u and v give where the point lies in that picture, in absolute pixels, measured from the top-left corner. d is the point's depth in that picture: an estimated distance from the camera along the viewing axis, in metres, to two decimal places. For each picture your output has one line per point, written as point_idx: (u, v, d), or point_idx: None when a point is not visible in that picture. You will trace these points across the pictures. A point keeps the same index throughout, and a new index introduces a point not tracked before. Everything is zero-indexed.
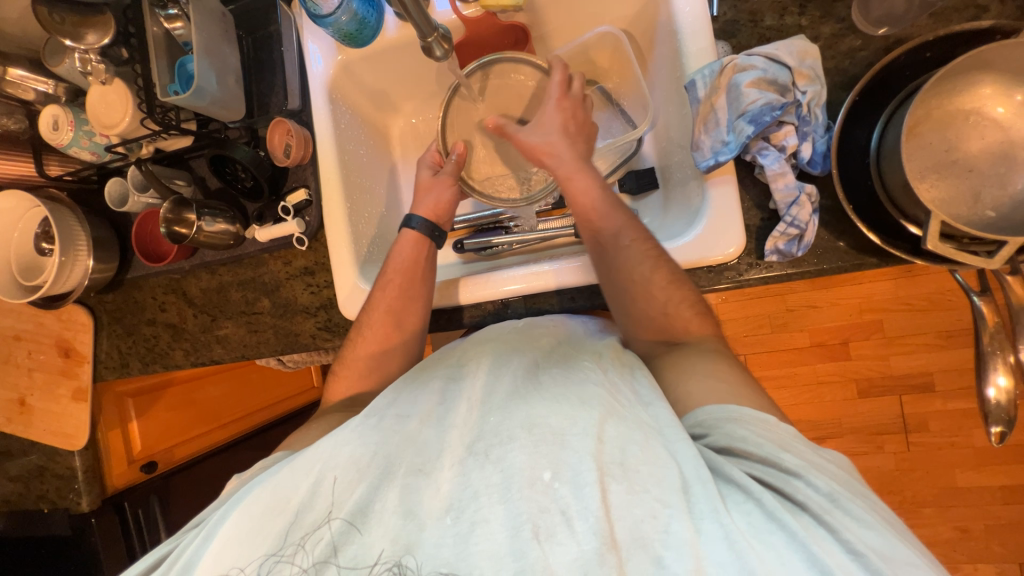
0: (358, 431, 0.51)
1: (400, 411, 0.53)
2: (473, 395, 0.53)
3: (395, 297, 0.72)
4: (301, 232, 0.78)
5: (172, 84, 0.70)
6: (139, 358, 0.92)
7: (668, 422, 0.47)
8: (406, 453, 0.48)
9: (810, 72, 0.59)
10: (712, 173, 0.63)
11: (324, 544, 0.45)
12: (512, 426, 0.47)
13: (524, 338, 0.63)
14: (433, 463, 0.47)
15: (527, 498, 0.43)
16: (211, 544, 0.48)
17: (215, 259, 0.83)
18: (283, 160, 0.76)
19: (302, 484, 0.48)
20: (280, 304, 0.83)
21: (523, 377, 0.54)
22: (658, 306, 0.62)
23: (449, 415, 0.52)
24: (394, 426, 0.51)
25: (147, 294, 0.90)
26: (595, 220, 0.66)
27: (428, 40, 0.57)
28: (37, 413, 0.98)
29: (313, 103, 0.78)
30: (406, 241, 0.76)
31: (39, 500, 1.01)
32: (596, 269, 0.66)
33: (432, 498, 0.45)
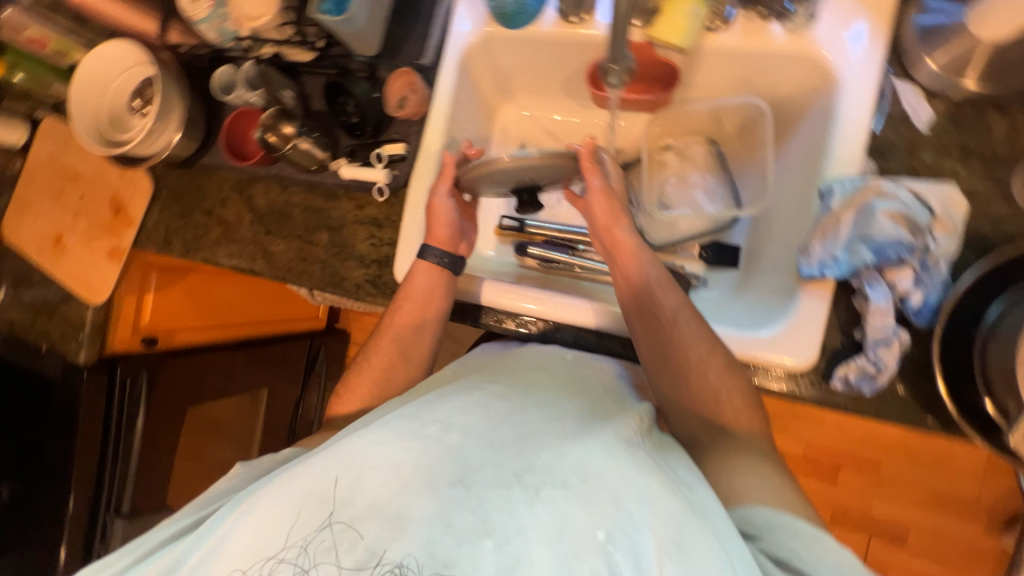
0: (385, 430, 0.48)
1: (442, 418, 0.49)
2: (518, 421, 0.50)
3: (403, 324, 0.73)
4: (386, 183, 0.77)
5: (325, 2, 0.67)
6: (182, 241, 0.92)
7: (716, 510, 0.46)
8: (442, 465, 0.45)
9: (949, 223, 0.57)
10: (810, 282, 0.62)
11: (342, 526, 0.43)
12: (567, 473, 0.44)
13: (586, 388, 0.59)
14: (475, 478, 0.44)
15: (579, 554, 0.41)
16: (237, 525, 0.46)
17: (294, 177, 0.84)
18: (395, 110, 0.76)
19: (331, 475, 0.46)
20: (337, 243, 0.82)
21: (570, 424, 0.51)
22: (712, 391, 0.59)
23: (493, 432, 0.48)
24: (431, 432, 0.48)
25: (213, 185, 0.90)
26: (656, 300, 0.63)
27: (611, 65, 0.56)
28: (68, 253, 0.98)
29: (442, 62, 0.76)
30: (420, 270, 0.72)
31: (39, 336, 1.02)
32: (640, 343, 0.63)
33: (471, 516, 0.42)
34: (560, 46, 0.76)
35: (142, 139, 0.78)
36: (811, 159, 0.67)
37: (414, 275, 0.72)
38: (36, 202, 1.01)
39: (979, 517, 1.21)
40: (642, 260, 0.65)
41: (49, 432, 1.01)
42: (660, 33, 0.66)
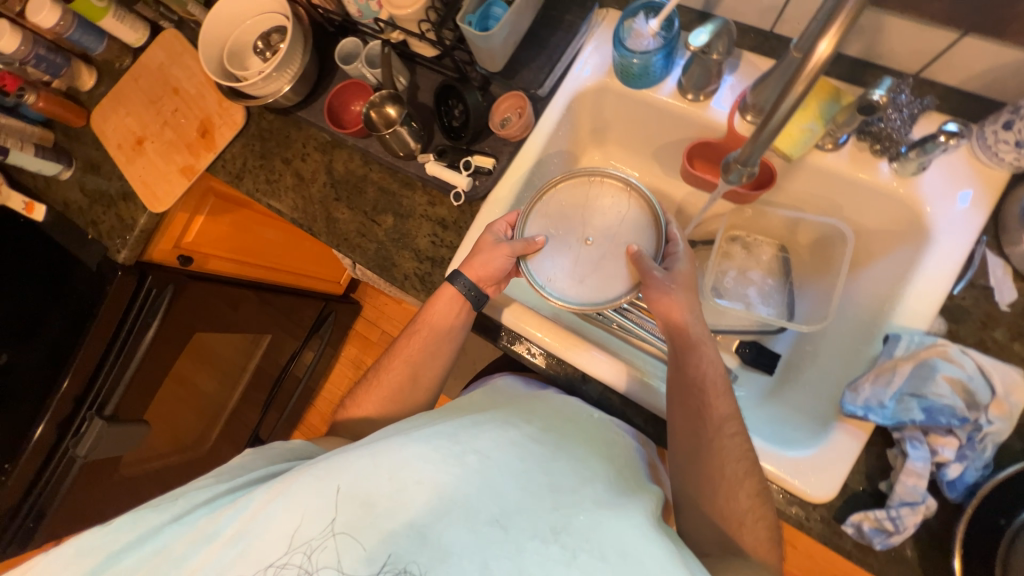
0: (431, 449, 0.56)
1: (482, 451, 0.57)
2: (551, 477, 0.57)
3: (419, 343, 0.77)
4: (465, 190, 0.79)
5: (470, 15, 0.70)
6: (253, 181, 0.94)
7: None
8: (482, 499, 0.52)
9: (1009, 409, 0.56)
10: (850, 419, 0.62)
11: (388, 531, 0.50)
12: (600, 544, 0.49)
13: (614, 460, 0.64)
14: (511, 520, 0.51)
15: None
16: (295, 509, 0.52)
17: (378, 157, 0.86)
18: (496, 127, 0.79)
19: (383, 479, 0.53)
20: (399, 231, 0.84)
21: (595, 490, 0.57)
22: (736, 512, 0.59)
23: (529, 480, 0.55)
24: (475, 464, 0.55)
25: (300, 138, 0.93)
26: (706, 399, 0.64)
27: (733, 163, 0.56)
28: (144, 157, 1.02)
29: (554, 96, 0.78)
30: (444, 297, 0.75)
31: (89, 224, 1.05)
32: (679, 438, 0.64)
33: (508, 562, 0.48)
34: (668, 115, 0.78)
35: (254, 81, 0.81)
36: (883, 297, 0.67)
37: (442, 296, 0.75)
38: (129, 100, 1.05)
39: None
40: (703, 354, 0.66)
41: (65, 315, 1.02)
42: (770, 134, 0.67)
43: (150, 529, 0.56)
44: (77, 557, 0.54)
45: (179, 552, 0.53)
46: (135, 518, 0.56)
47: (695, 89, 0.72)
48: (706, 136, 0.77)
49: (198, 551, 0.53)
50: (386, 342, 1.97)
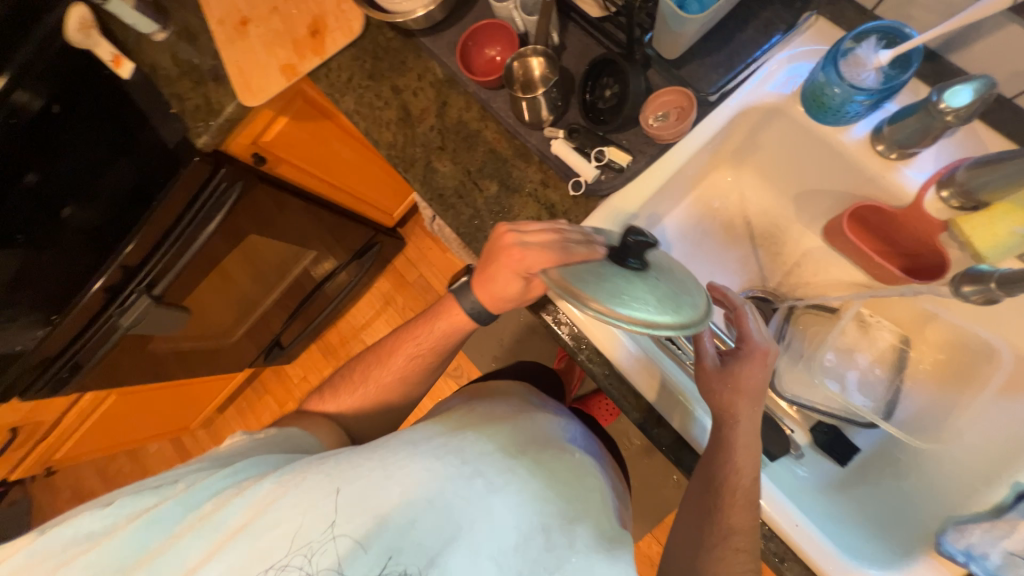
0: (436, 466, 0.55)
1: (489, 478, 0.55)
2: (541, 508, 0.56)
3: (406, 357, 0.74)
4: (588, 182, 0.70)
5: None
6: (354, 100, 0.86)
7: None
8: (484, 529, 0.52)
9: None
10: (941, 556, 0.58)
11: (393, 546, 0.50)
12: None
13: (602, 498, 0.62)
14: (508, 555, 0.51)
15: None
16: (292, 498, 0.52)
17: (499, 116, 0.77)
18: (647, 120, 0.68)
19: (389, 491, 0.52)
20: (501, 203, 0.76)
21: (586, 527, 0.56)
22: None
23: (524, 508, 0.55)
24: (474, 485, 0.54)
25: (417, 68, 0.84)
26: (727, 503, 0.59)
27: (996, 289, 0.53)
28: (246, 41, 0.93)
29: (724, 105, 0.68)
30: (450, 317, 0.72)
31: (175, 97, 0.99)
32: (697, 516, 0.61)
33: None
34: (843, 162, 0.67)
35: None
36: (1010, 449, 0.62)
37: (453, 313, 0.71)
38: None
39: None
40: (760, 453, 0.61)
41: (135, 167, 1.00)
42: (968, 228, 0.58)
43: (133, 523, 0.53)
44: (66, 547, 0.54)
45: (166, 541, 0.52)
46: (137, 501, 0.55)
47: (889, 147, 0.62)
48: (883, 200, 0.66)
49: (185, 548, 0.52)
50: (420, 286, 1.94)
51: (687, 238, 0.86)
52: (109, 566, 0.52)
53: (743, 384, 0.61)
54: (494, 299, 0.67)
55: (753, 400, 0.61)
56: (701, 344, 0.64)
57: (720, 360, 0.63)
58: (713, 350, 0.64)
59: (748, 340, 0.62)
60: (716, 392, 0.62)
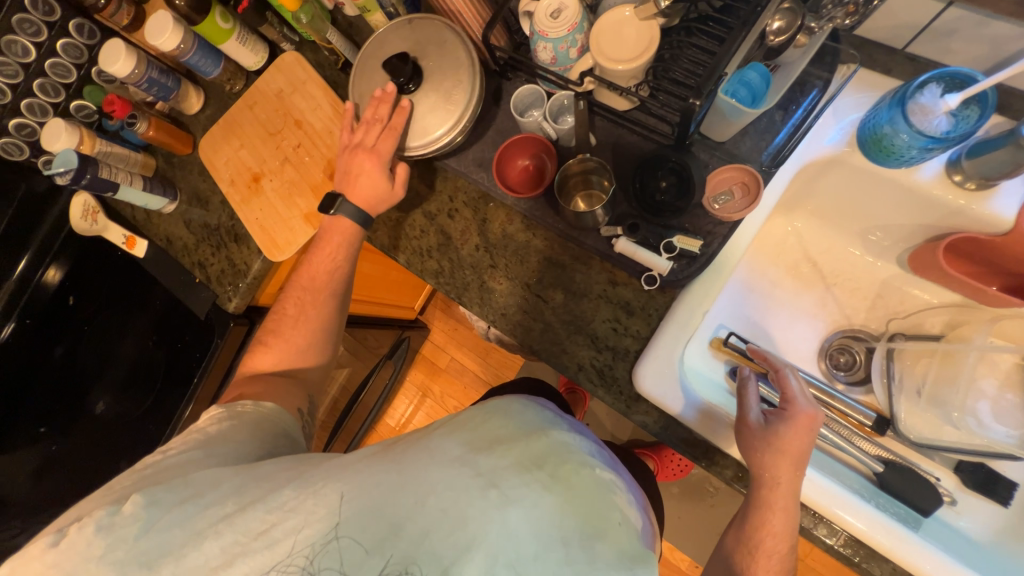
0: (454, 472, 0.47)
1: (505, 489, 0.47)
2: (569, 518, 0.47)
3: (323, 276, 0.77)
4: (664, 275, 0.67)
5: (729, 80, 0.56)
6: (389, 234, 0.83)
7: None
8: (501, 544, 0.44)
9: None
10: None
11: (408, 558, 0.43)
12: None
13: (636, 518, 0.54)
14: (527, 568, 0.43)
15: None
16: (298, 510, 0.46)
17: (545, 223, 0.74)
18: (712, 201, 0.66)
19: (405, 501, 0.46)
20: (571, 311, 0.73)
21: (614, 537, 0.48)
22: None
23: (553, 517, 0.46)
24: (496, 493, 0.46)
25: (446, 190, 0.81)
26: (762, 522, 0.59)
27: None
28: (261, 197, 0.91)
29: (781, 169, 0.66)
30: (340, 226, 0.77)
31: (196, 266, 0.96)
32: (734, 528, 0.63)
33: None
34: (917, 201, 0.65)
35: (435, 145, 0.73)
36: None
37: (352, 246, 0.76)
38: (243, 130, 0.94)
39: None
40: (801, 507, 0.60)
41: (168, 343, 0.97)
42: None
43: (174, 516, 0.48)
44: (97, 535, 0.47)
45: (194, 542, 0.46)
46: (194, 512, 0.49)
47: (964, 181, 0.62)
48: (975, 231, 0.63)
49: (210, 552, 0.46)
50: (454, 369, 1.87)
51: (757, 291, 0.81)
52: (144, 556, 0.46)
53: (785, 448, 0.58)
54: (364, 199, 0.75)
55: (798, 466, 0.59)
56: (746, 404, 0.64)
57: (759, 419, 0.62)
58: (751, 406, 0.63)
59: (793, 409, 0.60)
60: (752, 451, 0.60)
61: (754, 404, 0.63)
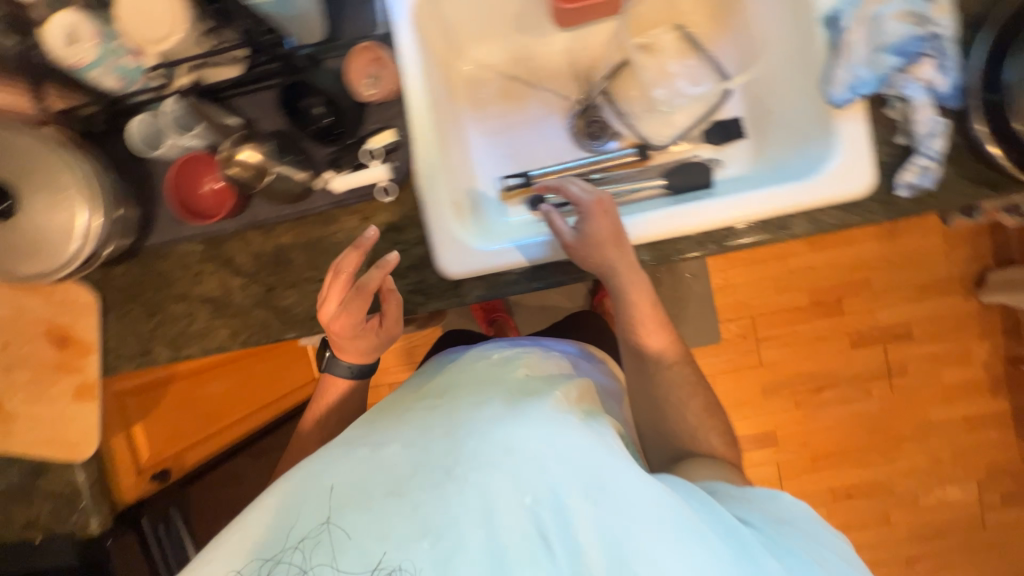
0: (328, 457, 0.53)
1: (376, 439, 0.53)
2: (441, 421, 0.54)
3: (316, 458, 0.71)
4: (391, 179, 0.69)
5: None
6: (166, 342, 0.76)
7: (495, 437, 0.50)
8: (382, 471, 0.50)
9: (948, 6, 0.59)
10: (845, 110, 0.65)
11: (317, 539, 0.47)
12: (490, 451, 0.49)
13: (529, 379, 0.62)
14: (415, 479, 0.49)
15: (508, 522, 0.46)
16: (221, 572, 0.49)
17: (271, 219, 0.72)
18: (367, 93, 0.67)
19: (294, 499, 0.50)
20: (358, 266, 0.72)
21: (494, 406, 0.54)
22: (688, 427, 0.72)
23: (426, 431, 0.53)
24: (369, 448, 0.52)
25: (176, 265, 0.75)
26: (636, 334, 0.73)
27: None
28: (20, 418, 0.81)
29: (393, 28, 0.67)
30: (336, 383, 0.73)
31: (29, 526, 0.84)
32: (620, 337, 0.76)
33: (432, 508, 0.47)
34: None
35: (90, 238, 0.65)
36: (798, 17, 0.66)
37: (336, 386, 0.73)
38: None
39: (944, 287, 1.66)
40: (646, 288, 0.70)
41: None
42: None
43: None
44: None
45: None
46: None
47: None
48: None
49: None
50: None
51: (497, 133, 0.90)
52: None
53: (600, 237, 0.65)
54: (361, 351, 0.69)
55: (620, 242, 0.67)
56: (558, 224, 0.68)
57: (568, 231, 0.68)
58: (555, 227, 0.68)
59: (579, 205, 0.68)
60: (586, 257, 0.66)
61: (558, 222, 0.68)
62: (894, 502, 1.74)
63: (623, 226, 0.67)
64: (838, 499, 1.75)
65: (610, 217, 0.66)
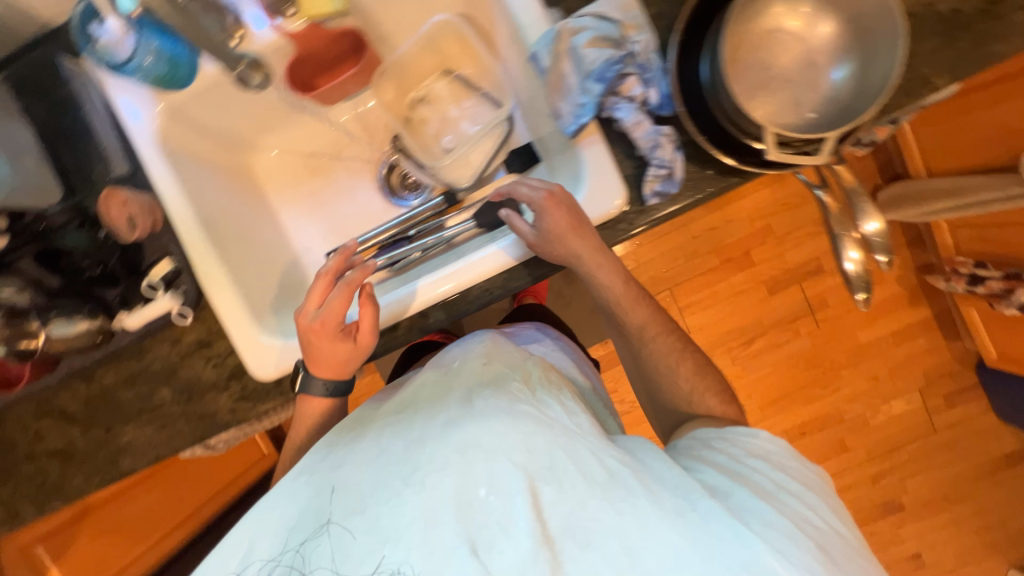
0: (275, 494, 0.51)
1: (327, 464, 0.51)
2: (399, 428, 0.51)
3: None
4: (180, 304, 0.71)
5: None
6: (24, 504, 0.77)
7: (452, 432, 0.47)
8: (329, 498, 0.48)
9: (635, 22, 0.63)
10: (581, 136, 0.66)
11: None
12: (445, 452, 0.46)
13: (497, 360, 0.57)
14: (362, 503, 0.46)
15: (461, 520, 0.43)
16: None
17: (90, 363, 0.74)
18: (129, 233, 0.69)
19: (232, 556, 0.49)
20: (183, 388, 0.74)
21: (456, 403, 0.50)
22: (684, 396, 0.69)
23: (378, 445, 0.50)
24: (318, 476, 0.50)
25: (16, 427, 0.77)
26: (619, 315, 0.71)
27: (239, 69, 0.66)
28: None
29: (145, 160, 0.70)
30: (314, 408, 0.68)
31: None
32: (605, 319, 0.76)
33: (384, 523, 0.44)
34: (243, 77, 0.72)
35: None
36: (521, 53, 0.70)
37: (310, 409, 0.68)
38: None
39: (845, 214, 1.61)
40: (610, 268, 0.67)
41: None
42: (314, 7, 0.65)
43: None
44: None
45: None
46: None
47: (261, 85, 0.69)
48: (287, 58, 0.72)
49: None
50: None
51: (311, 210, 0.87)
52: None
53: (558, 231, 0.63)
54: (333, 368, 0.66)
55: (581, 229, 0.64)
56: (517, 225, 0.66)
57: (524, 230, 0.66)
58: (517, 230, 0.67)
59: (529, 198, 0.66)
60: (552, 252, 0.64)
61: (514, 221, 0.67)
62: (847, 429, 1.69)
63: (582, 213, 0.64)
64: (794, 439, 1.70)
65: (563, 206, 0.63)
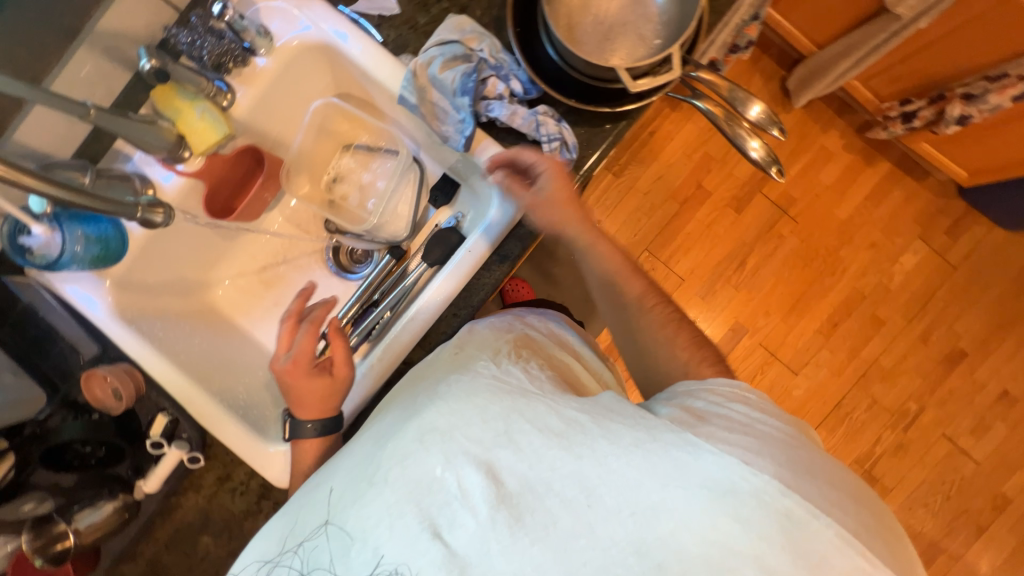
0: (275, 517, 0.56)
1: (318, 478, 0.56)
2: (372, 431, 0.54)
3: None
4: (188, 451, 0.72)
5: None
6: None
7: (413, 422, 0.50)
8: (314, 506, 0.52)
9: (474, 33, 0.69)
10: (474, 146, 0.71)
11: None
12: (408, 441, 0.49)
13: (468, 344, 0.56)
14: (343, 500, 0.50)
15: (421, 502, 0.46)
16: None
17: (128, 543, 0.75)
18: (118, 405, 0.71)
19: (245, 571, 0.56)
20: (221, 526, 0.75)
21: (422, 391, 0.54)
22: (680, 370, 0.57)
23: (355, 450, 0.54)
24: (307, 490, 0.55)
25: None
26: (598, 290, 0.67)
27: (140, 214, 0.65)
28: None
29: (111, 334, 0.74)
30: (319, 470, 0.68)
31: None
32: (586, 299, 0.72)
33: (363, 514, 0.48)
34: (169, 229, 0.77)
35: None
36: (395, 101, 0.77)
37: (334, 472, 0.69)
38: None
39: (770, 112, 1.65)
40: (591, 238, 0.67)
41: None
42: (201, 143, 0.73)
43: None
44: None
45: None
46: None
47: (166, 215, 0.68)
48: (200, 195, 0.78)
49: None
50: None
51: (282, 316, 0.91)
52: None
53: (557, 195, 0.65)
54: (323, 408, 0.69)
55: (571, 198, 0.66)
56: (514, 192, 0.68)
57: (528, 188, 0.67)
58: (517, 190, 0.67)
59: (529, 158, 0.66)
60: (544, 215, 0.66)
61: (512, 184, 0.67)
62: (874, 304, 1.66)
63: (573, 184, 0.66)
64: (828, 334, 1.65)
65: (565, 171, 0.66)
